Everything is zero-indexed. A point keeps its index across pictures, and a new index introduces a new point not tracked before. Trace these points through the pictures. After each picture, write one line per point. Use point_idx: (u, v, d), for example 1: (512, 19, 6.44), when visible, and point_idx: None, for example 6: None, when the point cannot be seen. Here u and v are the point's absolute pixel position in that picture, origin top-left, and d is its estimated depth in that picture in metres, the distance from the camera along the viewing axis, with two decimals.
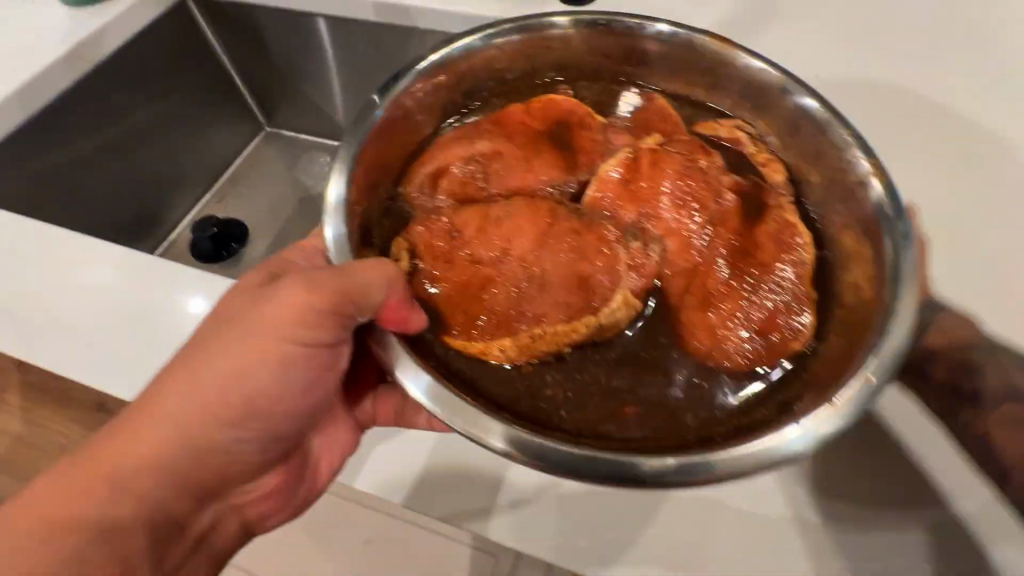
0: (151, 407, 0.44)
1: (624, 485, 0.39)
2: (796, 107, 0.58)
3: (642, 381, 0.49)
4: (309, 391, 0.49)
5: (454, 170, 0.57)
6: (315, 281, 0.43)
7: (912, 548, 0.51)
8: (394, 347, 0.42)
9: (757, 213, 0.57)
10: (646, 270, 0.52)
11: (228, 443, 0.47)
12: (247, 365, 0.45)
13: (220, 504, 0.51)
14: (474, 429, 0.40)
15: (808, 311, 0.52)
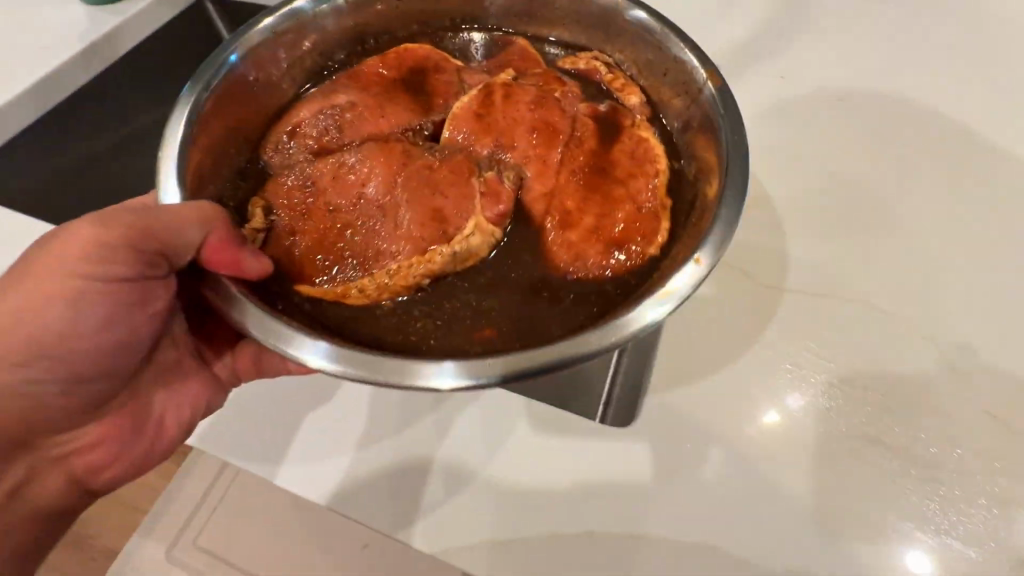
0: None
1: (489, 386, 0.40)
2: (639, 28, 0.60)
3: (506, 302, 0.50)
4: (122, 337, 0.45)
5: (308, 126, 0.57)
6: (111, 216, 0.41)
7: (848, 494, 0.48)
8: (234, 291, 0.41)
9: (612, 133, 0.58)
10: (500, 195, 0.52)
11: (20, 386, 0.43)
12: (35, 301, 0.42)
13: (35, 459, 0.46)
14: (383, 373, 0.39)
15: (661, 216, 0.53)
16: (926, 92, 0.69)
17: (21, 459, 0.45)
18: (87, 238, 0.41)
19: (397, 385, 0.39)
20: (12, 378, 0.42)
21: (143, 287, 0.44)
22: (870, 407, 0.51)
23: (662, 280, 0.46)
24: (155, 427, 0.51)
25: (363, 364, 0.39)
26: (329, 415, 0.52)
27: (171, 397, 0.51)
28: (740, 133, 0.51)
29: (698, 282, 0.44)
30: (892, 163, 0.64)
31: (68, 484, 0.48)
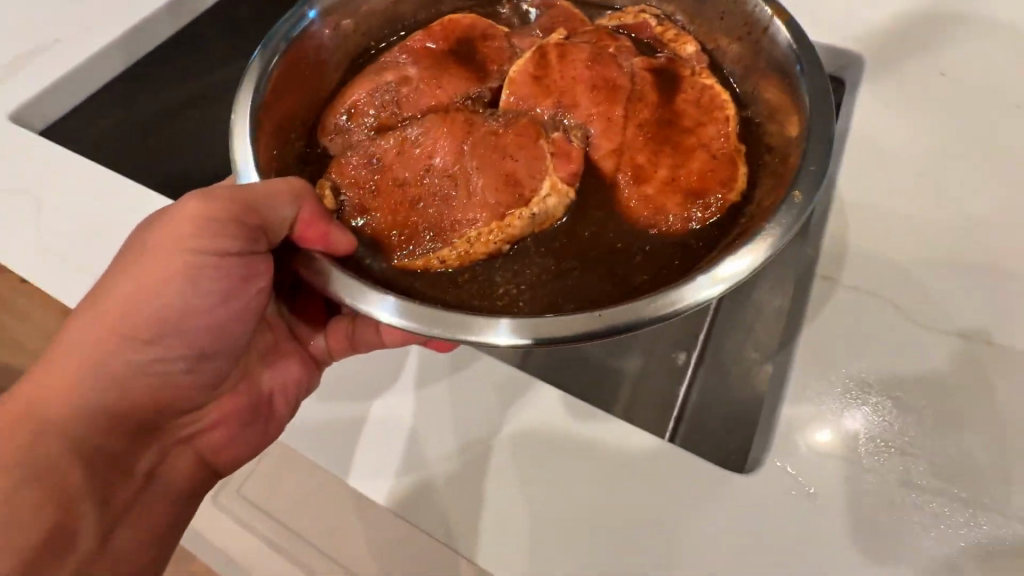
0: (67, 339, 0.42)
1: (580, 340, 0.39)
2: None
3: (590, 260, 0.48)
4: (233, 314, 0.45)
5: (366, 106, 0.56)
6: (214, 191, 0.41)
7: (938, 451, 0.47)
8: (326, 265, 0.40)
9: (673, 83, 0.56)
10: (572, 154, 0.51)
11: (147, 365, 0.43)
12: (153, 281, 0.42)
13: (165, 440, 0.46)
14: (476, 331, 0.39)
15: (739, 163, 0.51)
16: (997, 39, 0.66)
17: (152, 443, 0.45)
18: (194, 216, 0.41)
19: (462, 341, 0.39)
20: (139, 362, 0.42)
21: (251, 260, 0.44)
22: (953, 360, 0.50)
23: (752, 229, 0.44)
24: (266, 403, 0.50)
25: (448, 324, 0.39)
26: (390, 407, 0.50)
27: (276, 374, 0.51)
28: (817, 69, 0.49)
29: (788, 230, 0.42)
30: (961, 108, 0.62)
31: (196, 465, 0.48)
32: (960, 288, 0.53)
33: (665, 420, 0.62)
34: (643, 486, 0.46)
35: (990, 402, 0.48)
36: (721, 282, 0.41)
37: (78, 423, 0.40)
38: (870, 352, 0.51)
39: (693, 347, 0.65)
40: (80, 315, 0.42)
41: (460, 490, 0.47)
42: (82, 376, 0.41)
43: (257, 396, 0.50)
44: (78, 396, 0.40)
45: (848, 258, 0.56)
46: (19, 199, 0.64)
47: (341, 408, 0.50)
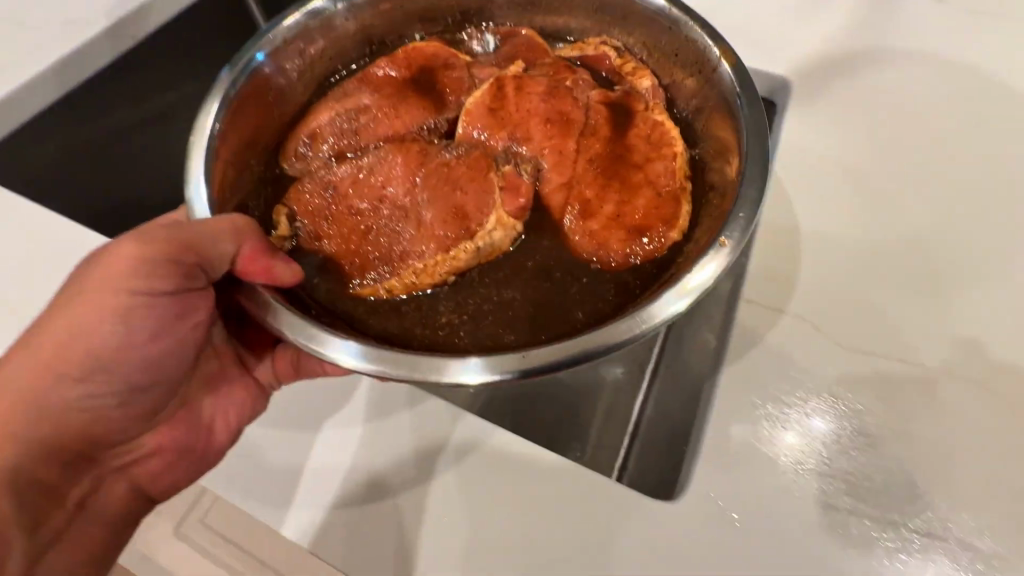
0: (7, 372, 0.43)
1: (509, 379, 0.40)
2: (648, 10, 0.60)
3: (529, 294, 0.49)
4: (168, 348, 0.47)
5: (325, 132, 0.58)
6: (147, 233, 0.43)
7: (869, 479, 0.47)
8: (268, 298, 0.42)
9: (626, 119, 0.58)
10: (521, 188, 0.53)
11: (79, 400, 0.44)
12: (85, 320, 0.43)
13: (101, 469, 0.48)
14: (425, 371, 0.40)
15: (682, 202, 0.53)
16: (941, 63, 0.67)
17: (87, 471, 0.47)
18: (127, 257, 0.42)
19: (430, 384, 0.40)
20: (70, 397, 0.44)
21: (181, 299, 0.45)
22: (888, 392, 0.51)
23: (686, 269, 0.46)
24: (206, 433, 0.51)
25: (381, 360, 0.40)
26: (331, 440, 0.51)
27: (220, 401, 0.53)
28: (759, 112, 0.51)
29: (721, 270, 0.44)
30: (916, 141, 0.62)
31: (129, 492, 0.49)
32: (900, 311, 0.54)
33: (624, 431, 0.64)
34: (585, 507, 0.47)
35: (926, 423, 0.49)
36: (644, 325, 0.42)
37: (15, 453, 0.42)
38: (817, 377, 0.52)
39: (648, 362, 0.67)
40: (22, 348, 0.44)
41: (407, 509, 0.48)
42: (21, 404, 0.43)
43: (194, 423, 0.52)
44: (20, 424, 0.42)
45: (793, 292, 0.56)
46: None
47: (282, 436, 0.51)
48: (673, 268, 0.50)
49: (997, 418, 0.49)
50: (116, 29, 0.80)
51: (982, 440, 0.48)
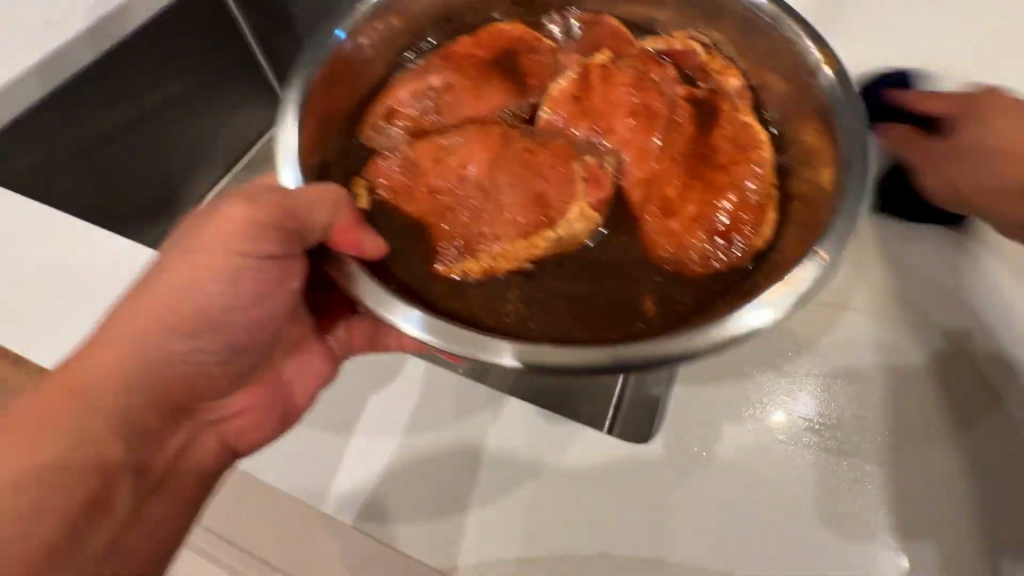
0: (114, 326, 0.44)
1: (556, 373, 0.40)
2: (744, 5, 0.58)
3: (604, 291, 0.49)
4: (262, 313, 0.49)
5: (406, 108, 0.58)
6: (256, 198, 0.45)
7: (851, 459, 0.53)
8: (354, 268, 0.42)
9: (712, 118, 0.56)
10: (602, 181, 0.52)
11: (185, 356, 0.46)
12: (197, 279, 0.45)
13: (192, 423, 0.50)
14: (488, 353, 0.40)
15: (766, 210, 0.52)
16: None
17: (184, 424, 0.49)
18: (240, 221, 0.44)
19: (505, 367, 0.40)
20: (178, 352, 0.45)
21: (280, 262, 0.48)
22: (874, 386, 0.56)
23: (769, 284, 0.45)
24: (285, 393, 0.55)
25: (457, 341, 0.41)
26: (376, 417, 0.52)
27: (298, 367, 0.56)
28: (859, 120, 0.49)
29: (810, 288, 0.42)
30: None
31: (219, 447, 0.51)
32: (885, 308, 0.60)
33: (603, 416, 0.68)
34: (616, 492, 0.50)
35: (920, 412, 0.55)
36: (728, 336, 0.41)
37: (122, 408, 0.43)
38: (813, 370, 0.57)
39: None
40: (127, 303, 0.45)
41: (446, 482, 0.51)
42: (123, 359, 0.43)
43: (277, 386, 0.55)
44: (122, 383, 0.43)
45: None
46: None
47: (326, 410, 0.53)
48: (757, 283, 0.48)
49: (985, 403, 0.55)
50: (96, 30, 0.80)
51: (968, 423, 0.54)
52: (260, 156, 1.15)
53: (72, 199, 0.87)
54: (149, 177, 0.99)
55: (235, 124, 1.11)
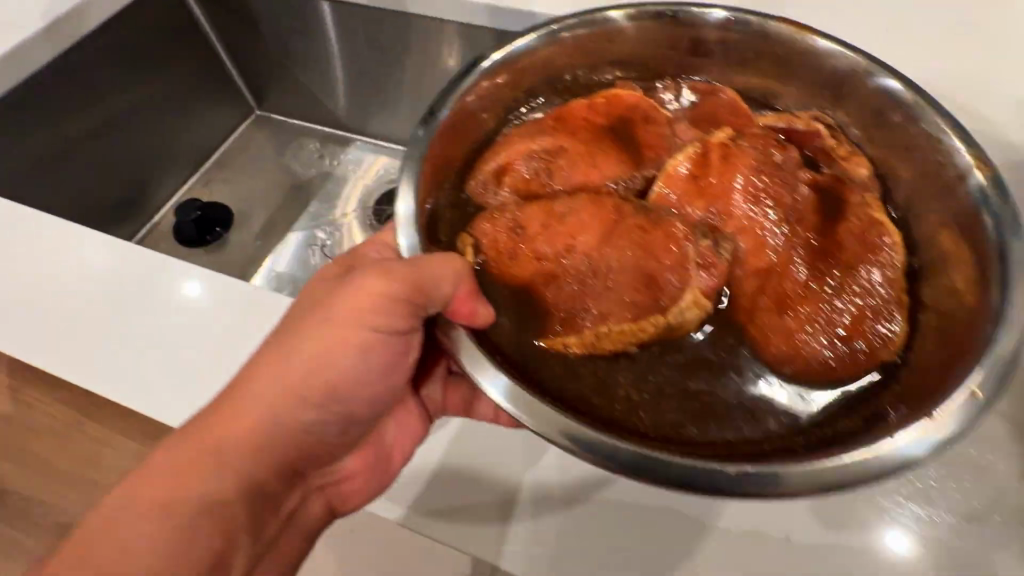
0: (241, 390, 0.43)
1: (638, 477, 0.39)
2: (880, 91, 0.56)
3: (720, 389, 0.47)
4: (384, 386, 0.48)
5: (518, 168, 0.57)
6: (389, 269, 0.43)
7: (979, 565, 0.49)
8: (458, 332, 0.42)
9: (837, 210, 0.53)
10: (718, 269, 0.50)
11: (310, 425, 0.46)
12: (327, 352, 0.44)
13: (304, 487, 0.51)
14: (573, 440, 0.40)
15: (898, 317, 0.48)
16: None
17: (297, 487, 0.50)
18: (373, 294, 0.43)
19: (631, 473, 0.39)
20: (303, 420, 0.45)
21: (409, 338, 0.47)
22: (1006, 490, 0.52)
23: (911, 413, 0.42)
24: (384, 451, 0.54)
25: (572, 438, 0.40)
26: (438, 435, 0.53)
27: (397, 428, 0.55)
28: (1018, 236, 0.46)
29: (963, 423, 0.40)
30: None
31: (325, 510, 0.52)
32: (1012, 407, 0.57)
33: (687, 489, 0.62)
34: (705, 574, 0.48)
35: None
36: (873, 469, 0.39)
37: (249, 469, 0.43)
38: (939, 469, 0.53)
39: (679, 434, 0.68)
40: (255, 369, 0.44)
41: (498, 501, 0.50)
42: (256, 429, 0.43)
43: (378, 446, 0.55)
44: (249, 448, 0.43)
45: None
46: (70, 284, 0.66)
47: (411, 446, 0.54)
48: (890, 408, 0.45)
49: None
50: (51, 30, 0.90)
51: None
52: (222, 161, 1.26)
53: (52, 195, 0.98)
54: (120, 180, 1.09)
55: (201, 128, 1.21)
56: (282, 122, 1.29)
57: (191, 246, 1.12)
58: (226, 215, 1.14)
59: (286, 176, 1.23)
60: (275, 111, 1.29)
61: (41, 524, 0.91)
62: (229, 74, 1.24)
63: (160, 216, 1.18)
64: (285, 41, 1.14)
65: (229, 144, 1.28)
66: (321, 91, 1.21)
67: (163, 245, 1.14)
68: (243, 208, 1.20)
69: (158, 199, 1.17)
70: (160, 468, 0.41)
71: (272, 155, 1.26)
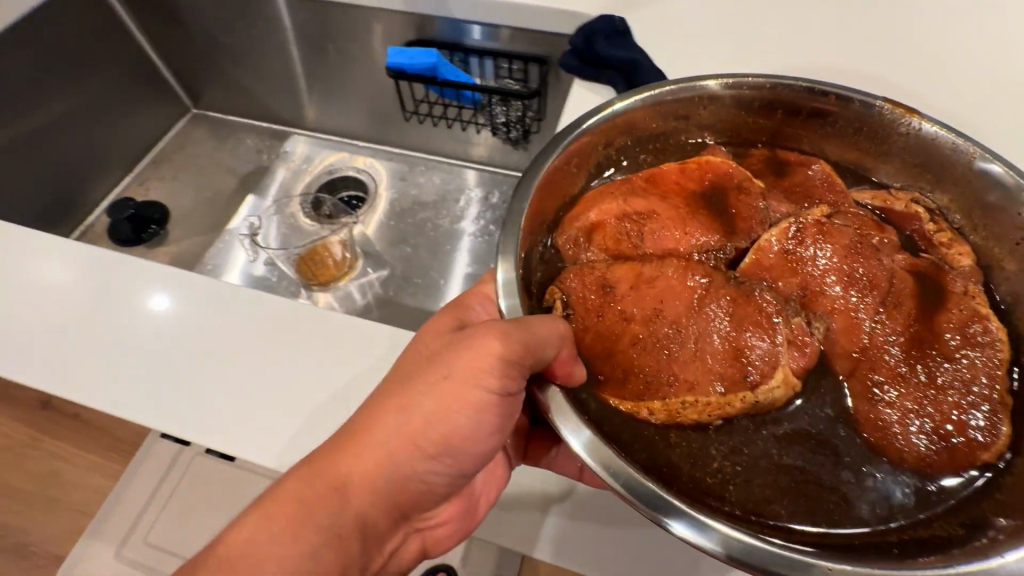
0: (362, 432, 0.44)
1: (732, 564, 0.39)
2: (982, 176, 0.56)
3: (815, 473, 0.46)
4: (495, 442, 0.49)
5: (610, 227, 0.59)
6: (505, 329, 0.44)
7: None
8: (552, 388, 0.44)
9: (939, 298, 0.52)
10: (808, 348, 0.50)
11: (422, 475, 0.46)
12: (446, 404, 0.45)
13: (408, 528, 0.50)
14: (670, 517, 0.40)
15: (1004, 419, 0.46)
16: None
17: (402, 527, 0.49)
18: (489, 351, 0.44)
19: (714, 555, 0.39)
20: (419, 470, 0.46)
21: (516, 399, 0.48)
22: None
23: (1015, 533, 0.40)
24: (472, 505, 0.54)
25: (656, 506, 0.40)
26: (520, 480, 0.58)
27: (489, 480, 0.56)
28: None
29: None
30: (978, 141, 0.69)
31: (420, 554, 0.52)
32: None
33: None
34: None
35: None
36: None
37: (365, 505, 0.44)
38: None
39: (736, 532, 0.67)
40: (378, 413, 0.45)
41: (552, 534, 0.55)
42: (378, 470, 0.44)
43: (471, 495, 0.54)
44: (370, 487, 0.44)
45: None
46: (96, 315, 0.69)
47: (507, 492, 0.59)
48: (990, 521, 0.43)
49: None
50: None
51: None
52: (158, 159, 1.35)
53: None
54: (62, 181, 1.17)
55: (137, 127, 1.31)
56: (222, 119, 1.41)
57: (129, 245, 1.21)
58: (162, 214, 1.25)
59: (223, 173, 1.34)
60: (212, 109, 1.40)
61: (40, 561, 1.20)
62: (156, 67, 1.32)
63: (94, 218, 1.26)
64: (218, 39, 1.23)
65: (167, 141, 1.38)
66: (266, 93, 1.31)
67: (99, 243, 1.22)
68: (192, 209, 1.29)
69: (94, 199, 1.26)
70: (289, 494, 0.42)
71: (204, 149, 1.38)
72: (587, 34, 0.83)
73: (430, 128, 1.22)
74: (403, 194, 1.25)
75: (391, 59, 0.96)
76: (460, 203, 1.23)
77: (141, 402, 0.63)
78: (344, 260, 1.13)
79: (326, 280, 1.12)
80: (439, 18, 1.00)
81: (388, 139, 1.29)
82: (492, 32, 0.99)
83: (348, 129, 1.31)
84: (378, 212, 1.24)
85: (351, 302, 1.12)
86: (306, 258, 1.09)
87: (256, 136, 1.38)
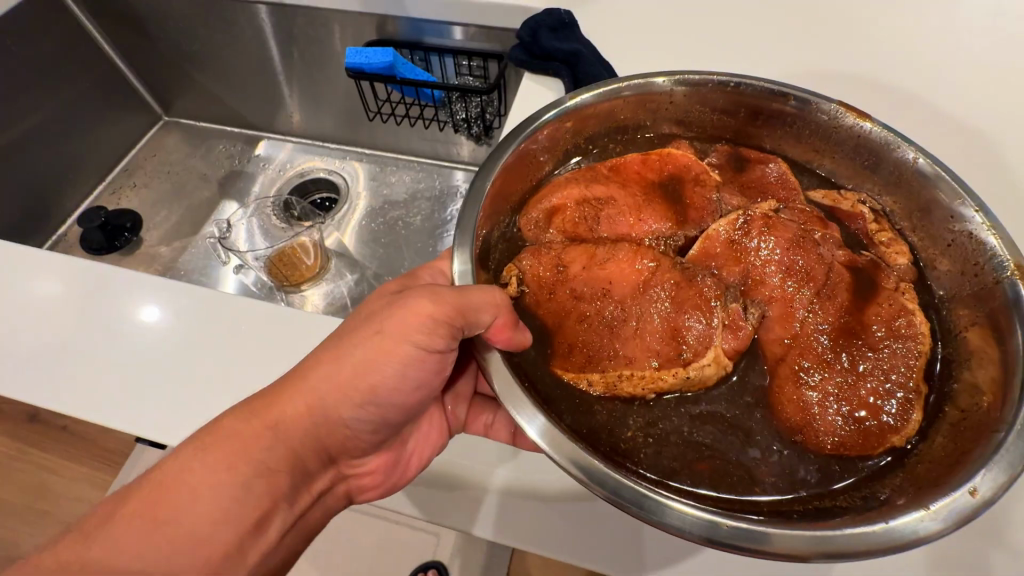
0: (297, 384, 0.48)
1: (643, 518, 0.42)
2: (919, 176, 0.58)
3: (723, 447, 0.49)
4: (425, 395, 0.53)
5: (569, 211, 0.62)
6: (439, 294, 0.47)
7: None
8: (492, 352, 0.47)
9: (871, 291, 0.55)
10: (741, 331, 0.53)
11: (349, 420, 0.50)
12: (374, 359, 0.49)
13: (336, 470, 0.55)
14: (586, 474, 0.43)
15: (915, 405, 0.50)
16: None
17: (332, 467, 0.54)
18: (419, 310, 0.48)
19: (626, 510, 0.42)
20: (346, 416, 0.50)
21: (447, 356, 0.51)
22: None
23: (908, 500, 0.44)
24: (406, 458, 0.58)
25: (597, 480, 0.43)
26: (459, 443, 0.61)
27: (420, 436, 0.59)
28: None
29: (944, 521, 0.41)
30: None
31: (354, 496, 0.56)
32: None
33: None
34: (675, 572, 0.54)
35: None
36: (858, 544, 0.41)
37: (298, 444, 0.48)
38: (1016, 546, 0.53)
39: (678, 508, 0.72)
40: (314, 367, 0.49)
41: (486, 499, 0.58)
42: (310, 412, 0.48)
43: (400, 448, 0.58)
44: (306, 428, 0.48)
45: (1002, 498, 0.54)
46: (83, 325, 0.72)
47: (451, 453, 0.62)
48: (882, 493, 0.46)
49: None
50: None
51: None
52: (134, 164, 1.37)
53: None
54: (36, 189, 1.20)
55: (111, 134, 1.33)
56: (193, 125, 1.43)
57: (100, 253, 1.22)
58: (133, 220, 1.25)
59: (196, 176, 1.35)
60: (184, 116, 1.42)
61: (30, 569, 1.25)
62: (123, 74, 1.35)
63: (64, 228, 1.27)
64: (185, 42, 1.27)
65: (139, 147, 1.40)
66: (233, 98, 1.35)
67: (72, 253, 1.23)
68: (166, 211, 1.30)
69: (65, 208, 1.27)
70: (229, 432, 0.45)
71: (179, 155, 1.39)
72: (532, 28, 0.86)
73: (400, 129, 1.25)
74: (377, 195, 1.28)
75: (351, 59, 0.99)
76: (431, 202, 1.25)
77: (136, 404, 0.66)
78: (314, 264, 1.15)
79: (299, 282, 1.14)
80: (398, 17, 1.05)
81: (358, 139, 1.32)
82: (449, 29, 1.04)
83: (324, 132, 1.34)
84: (354, 213, 1.26)
85: (333, 297, 1.14)
86: (277, 260, 1.11)
87: (228, 140, 1.40)
